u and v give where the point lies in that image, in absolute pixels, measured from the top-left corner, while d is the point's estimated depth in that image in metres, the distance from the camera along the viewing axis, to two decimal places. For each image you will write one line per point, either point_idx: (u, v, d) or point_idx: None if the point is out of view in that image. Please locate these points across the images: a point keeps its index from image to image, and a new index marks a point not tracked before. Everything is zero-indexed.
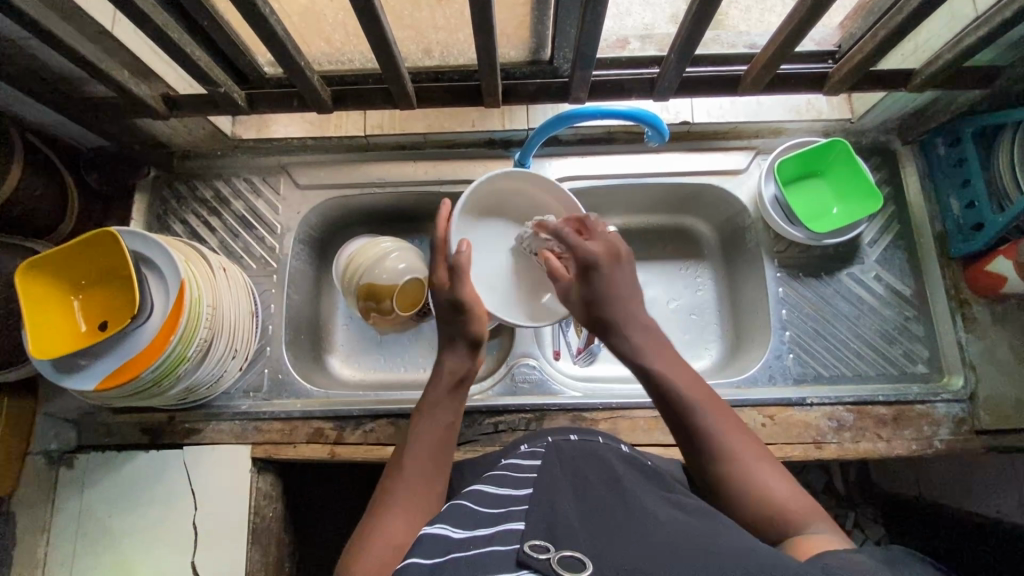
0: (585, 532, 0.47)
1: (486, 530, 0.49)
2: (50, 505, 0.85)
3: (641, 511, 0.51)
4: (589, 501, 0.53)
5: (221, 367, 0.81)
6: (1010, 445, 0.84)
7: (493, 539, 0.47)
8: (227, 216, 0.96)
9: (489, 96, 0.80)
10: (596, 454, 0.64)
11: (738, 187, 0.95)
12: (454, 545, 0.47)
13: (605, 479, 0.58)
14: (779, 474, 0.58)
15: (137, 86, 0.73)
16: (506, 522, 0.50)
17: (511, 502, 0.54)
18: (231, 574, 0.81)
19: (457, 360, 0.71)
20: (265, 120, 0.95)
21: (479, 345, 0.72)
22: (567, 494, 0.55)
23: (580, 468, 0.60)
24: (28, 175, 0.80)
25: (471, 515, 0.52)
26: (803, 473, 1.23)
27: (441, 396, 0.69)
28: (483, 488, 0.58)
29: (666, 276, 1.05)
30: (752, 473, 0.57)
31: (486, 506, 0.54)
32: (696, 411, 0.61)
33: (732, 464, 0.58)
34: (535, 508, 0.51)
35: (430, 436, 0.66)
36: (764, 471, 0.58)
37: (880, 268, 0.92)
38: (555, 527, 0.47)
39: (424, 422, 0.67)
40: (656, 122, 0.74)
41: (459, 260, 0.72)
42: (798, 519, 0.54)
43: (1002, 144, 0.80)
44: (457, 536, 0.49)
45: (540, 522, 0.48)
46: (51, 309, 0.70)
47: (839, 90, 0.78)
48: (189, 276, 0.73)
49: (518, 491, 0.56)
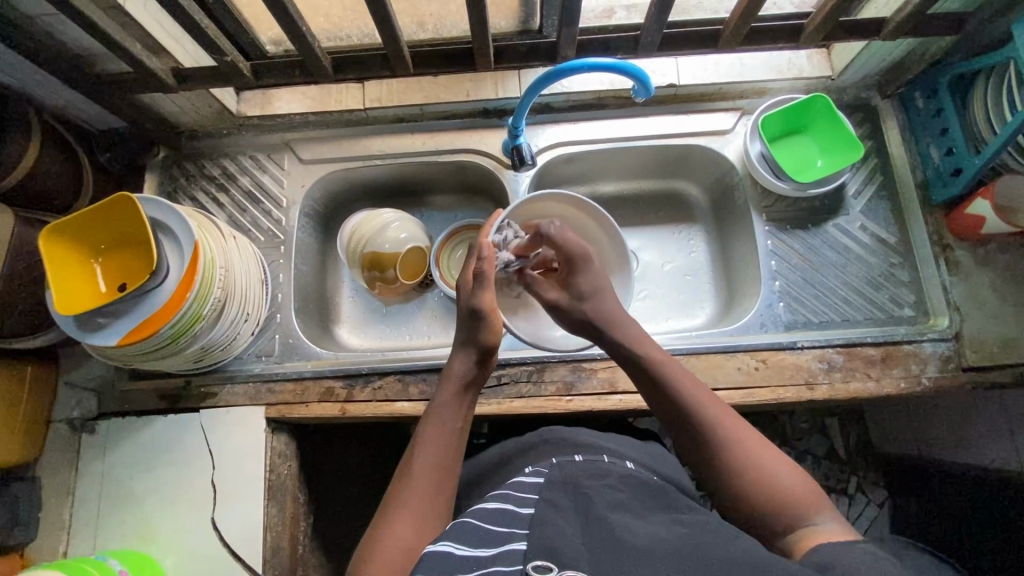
0: (588, 554, 0.50)
1: (488, 551, 0.53)
2: (71, 470, 0.89)
3: (644, 531, 0.53)
4: (594, 520, 0.55)
5: (234, 329, 0.85)
6: (997, 382, 0.87)
7: (497, 560, 0.51)
8: (234, 191, 1.00)
9: (481, 57, 0.82)
10: (604, 476, 0.65)
11: (725, 147, 0.98)
12: (456, 566, 0.51)
13: (609, 499, 0.59)
14: (782, 464, 0.60)
15: (148, 59, 0.77)
16: (510, 542, 0.53)
17: (515, 519, 0.57)
18: (250, 528, 0.85)
19: (464, 362, 0.73)
20: (269, 98, 0.99)
21: (490, 352, 0.74)
22: (568, 515, 0.56)
23: (583, 488, 0.61)
24: (46, 151, 0.84)
25: (476, 532, 0.55)
26: (804, 438, 1.25)
27: (449, 397, 0.71)
28: (487, 504, 0.60)
29: (660, 240, 1.09)
30: (759, 463, 0.59)
31: (491, 522, 0.57)
32: (701, 411, 0.64)
33: (745, 462, 0.60)
34: (539, 528, 0.54)
35: (440, 439, 0.68)
36: (771, 459, 0.60)
37: (864, 218, 0.96)
38: (557, 548, 0.51)
39: (433, 424, 0.69)
40: (642, 77, 0.77)
41: (483, 266, 0.76)
42: (806, 508, 0.56)
43: (977, 90, 0.83)
44: (461, 555, 0.52)
45: (542, 542, 0.52)
46: (72, 272, 0.74)
47: (815, 41, 0.82)
48: (202, 239, 0.76)
49: (522, 508, 0.59)
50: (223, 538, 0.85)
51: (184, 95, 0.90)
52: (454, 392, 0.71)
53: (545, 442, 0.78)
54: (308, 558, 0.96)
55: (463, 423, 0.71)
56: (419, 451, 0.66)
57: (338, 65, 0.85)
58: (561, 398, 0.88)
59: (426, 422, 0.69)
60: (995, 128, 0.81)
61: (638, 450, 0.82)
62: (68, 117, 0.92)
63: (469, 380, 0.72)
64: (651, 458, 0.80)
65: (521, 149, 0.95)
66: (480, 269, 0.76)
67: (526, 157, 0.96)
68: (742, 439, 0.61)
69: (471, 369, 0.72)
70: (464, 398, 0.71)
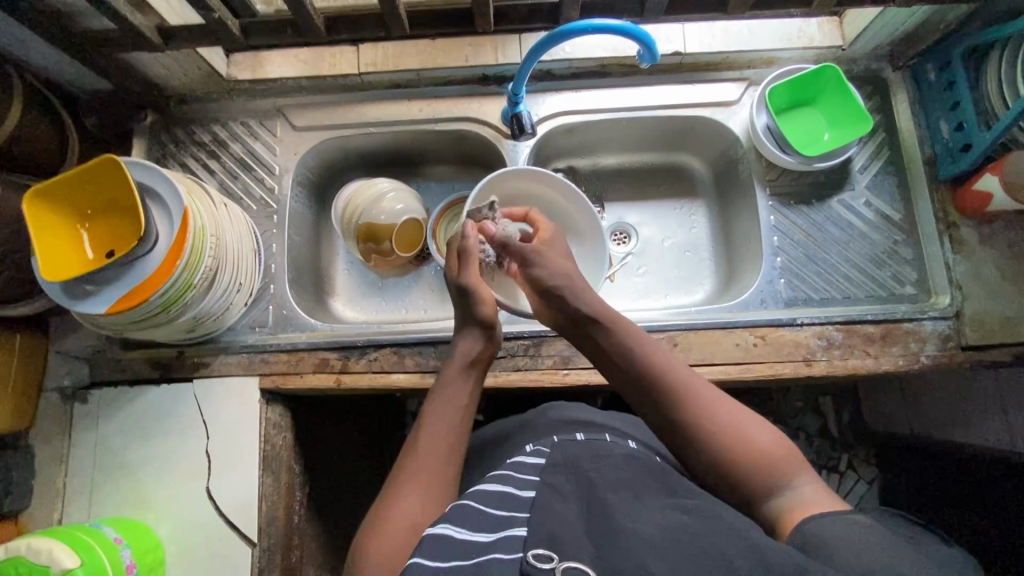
0: (589, 545, 0.49)
1: (488, 536, 0.52)
2: (65, 438, 0.89)
3: (647, 514, 0.52)
4: (595, 505, 0.54)
5: (227, 299, 0.83)
6: (995, 361, 0.86)
7: (496, 545, 0.50)
8: (226, 158, 0.97)
9: (481, 17, 0.79)
10: (606, 455, 0.64)
11: (730, 119, 0.96)
12: (454, 551, 0.50)
13: (612, 481, 0.58)
14: (757, 425, 0.60)
15: (132, 15, 0.74)
16: (510, 527, 0.52)
17: (515, 503, 0.56)
18: (246, 497, 0.85)
19: (470, 341, 0.72)
20: (260, 61, 0.95)
21: (493, 328, 0.73)
22: (569, 502, 0.55)
23: (585, 470, 0.60)
24: (29, 113, 0.81)
25: (476, 516, 0.54)
26: (798, 418, 1.23)
27: (454, 375, 0.70)
28: (487, 486, 0.59)
29: (661, 215, 1.07)
30: (730, 428, 0.60)
31: (492, 506, 0.56)
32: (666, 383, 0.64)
33: (716, 429, 0.60)
34: (540, 513, 0.53)
35: (445, 416, 0.67)
36: (741, 422, 0.60)
37: (870, 194, 0.94)
38: (558, 537, 0.50)
39: (441, 402, 0.68)
40: (649, 42, 0.74)
41: (467, 243, 0.75)
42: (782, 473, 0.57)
43: (992, 63, 0.81)
44: (461, 538, 0.51)
45: (543, 531, 0.50)
46: (58, 236, 0.72)
47: (827, 6, 0.79)
48: (192, 204, 0.74)
49: (523, 491, 0.58)
50: (218, 508, 0.85)
51: (172, 56, 0.86)
52: (459, 369, 0.70)
53: (542, 422, 0.77)
54: (302, 528, 0.96)
55: (469, 400, 0.70)
56: (425, 427, 0.66)
57: (331, 25, 0.82)
58: (558, 372, 0.88)
59: (431, 400, 0.68)
60: (1008, 103, 0.79)
61: (635, 423, 0.81)
62: (52, 78, 0.89)
63: (474, 359, 0.71)
64: (648, 432, 0.80)
65: (521, 117, 0.90)
66: (466, 246, 0.75)
67: (525, 126, 0.91)
68: (712, 408, 0.62)
69: (478, 346, 0.72)
70: (470, 376, 0.71)
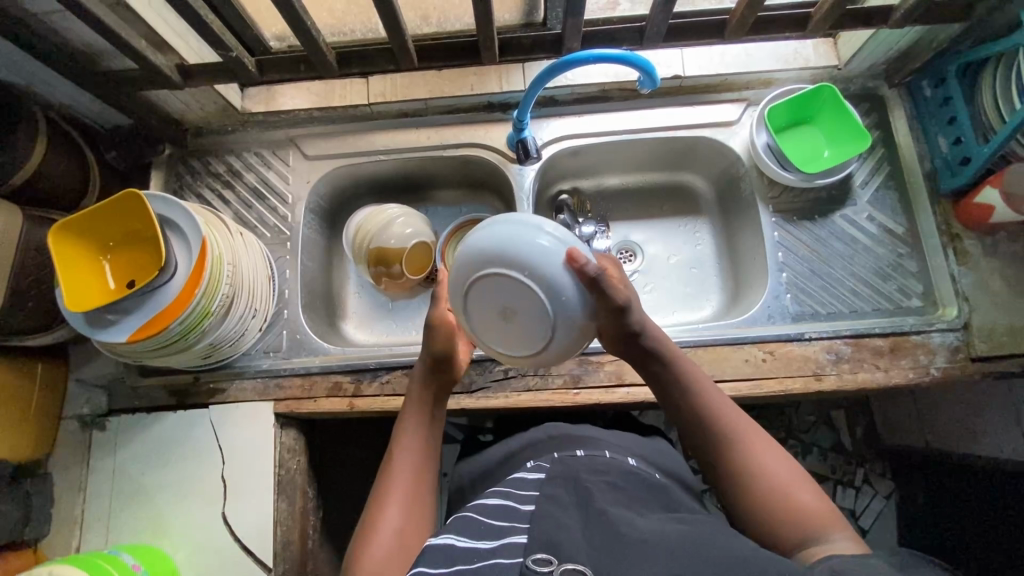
0: (588, 548, 0.49)
1: (488, 543, 0.52)
2: (84, 465, 0.90)
3: (643, 523, 0.53)
4: (594, 513, 0.54)
5: (243, 325, 0.85)
6: (1006, 372, 0.86)
7: (497, 552, 0.50)
8: (240, 188, 1.00)
9: (485, 50, 0.82)
10: (605, 471, 0.64)
11: (730, 138, 0.98)
12: (457, 558, 0.51)
13: (608, 494, 0.58)
14: (804, 484, 0.59)
15: (154, 56, 0.78)
16: (510, 536, 0.53)
17: (516, 514, 0.56)
18: (260, 521, 0.85)
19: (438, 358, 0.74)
20: (273, 94, 0.99)
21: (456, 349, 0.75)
22: (569, 510, 0.56)
23: (584, 480, 0.61)
24: (54, 149, 0.85)
25: (477, 526, 0.55)
26: (810, 432, 1.21)
27: (424, 392, 0.73)
28: (487, 500, 0.60)
29: (666, 233, 1.09)
30: (768, 479, 0.60)
31: (492, 517, 0.57)
32: (720, 420, 0.65)
33: (759, 478, 0.60)
34: (540, 521, 0.53)
35: (420, 433, 0.70)
36: (789, 480, 0.60)
37: (872, 208, 0.95)
38: (557, 542, 0.50)
39: (414, 418, 0.71)
40: (649, 68, 0.76)
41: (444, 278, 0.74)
42: (820, 526, 0.56)
43: (986, 79, 0.83)
44: (462, 547, 0.52)
45: (541, 535, 0.51)
46: (82, 268, 0.75)
47: (821, 29, 0.82)
48: (210, 234, 0.76)
49: (523, 505, 0.58)
50: (233, 532, 0.85)
51: (190, 92, 0.90)
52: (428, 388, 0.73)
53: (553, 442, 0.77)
54: (316, 552, 0.96)
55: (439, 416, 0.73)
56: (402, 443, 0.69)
57: (342, 60, 0.85)
58: (568, 391, 0.88)
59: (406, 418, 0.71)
60: (1004, 117, 0.81)
61: (646, 442, 0.81)
62: (75, 116, 0.93)
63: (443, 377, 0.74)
64: (660, 452, 0.80)
65: (526, 143, 0.92)
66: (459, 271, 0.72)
67: (531, 151, 0.93)
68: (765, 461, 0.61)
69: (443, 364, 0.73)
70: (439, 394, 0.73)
